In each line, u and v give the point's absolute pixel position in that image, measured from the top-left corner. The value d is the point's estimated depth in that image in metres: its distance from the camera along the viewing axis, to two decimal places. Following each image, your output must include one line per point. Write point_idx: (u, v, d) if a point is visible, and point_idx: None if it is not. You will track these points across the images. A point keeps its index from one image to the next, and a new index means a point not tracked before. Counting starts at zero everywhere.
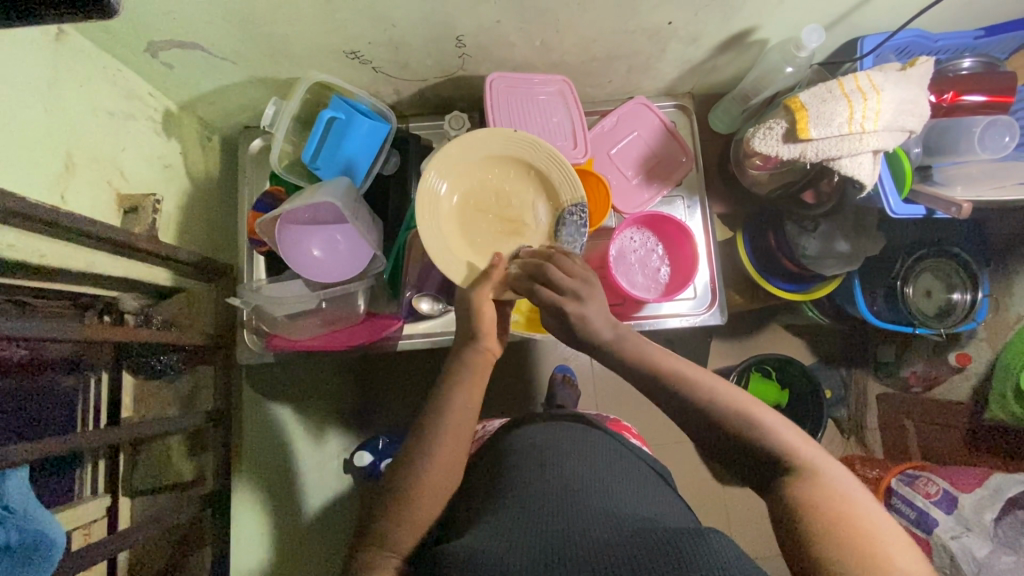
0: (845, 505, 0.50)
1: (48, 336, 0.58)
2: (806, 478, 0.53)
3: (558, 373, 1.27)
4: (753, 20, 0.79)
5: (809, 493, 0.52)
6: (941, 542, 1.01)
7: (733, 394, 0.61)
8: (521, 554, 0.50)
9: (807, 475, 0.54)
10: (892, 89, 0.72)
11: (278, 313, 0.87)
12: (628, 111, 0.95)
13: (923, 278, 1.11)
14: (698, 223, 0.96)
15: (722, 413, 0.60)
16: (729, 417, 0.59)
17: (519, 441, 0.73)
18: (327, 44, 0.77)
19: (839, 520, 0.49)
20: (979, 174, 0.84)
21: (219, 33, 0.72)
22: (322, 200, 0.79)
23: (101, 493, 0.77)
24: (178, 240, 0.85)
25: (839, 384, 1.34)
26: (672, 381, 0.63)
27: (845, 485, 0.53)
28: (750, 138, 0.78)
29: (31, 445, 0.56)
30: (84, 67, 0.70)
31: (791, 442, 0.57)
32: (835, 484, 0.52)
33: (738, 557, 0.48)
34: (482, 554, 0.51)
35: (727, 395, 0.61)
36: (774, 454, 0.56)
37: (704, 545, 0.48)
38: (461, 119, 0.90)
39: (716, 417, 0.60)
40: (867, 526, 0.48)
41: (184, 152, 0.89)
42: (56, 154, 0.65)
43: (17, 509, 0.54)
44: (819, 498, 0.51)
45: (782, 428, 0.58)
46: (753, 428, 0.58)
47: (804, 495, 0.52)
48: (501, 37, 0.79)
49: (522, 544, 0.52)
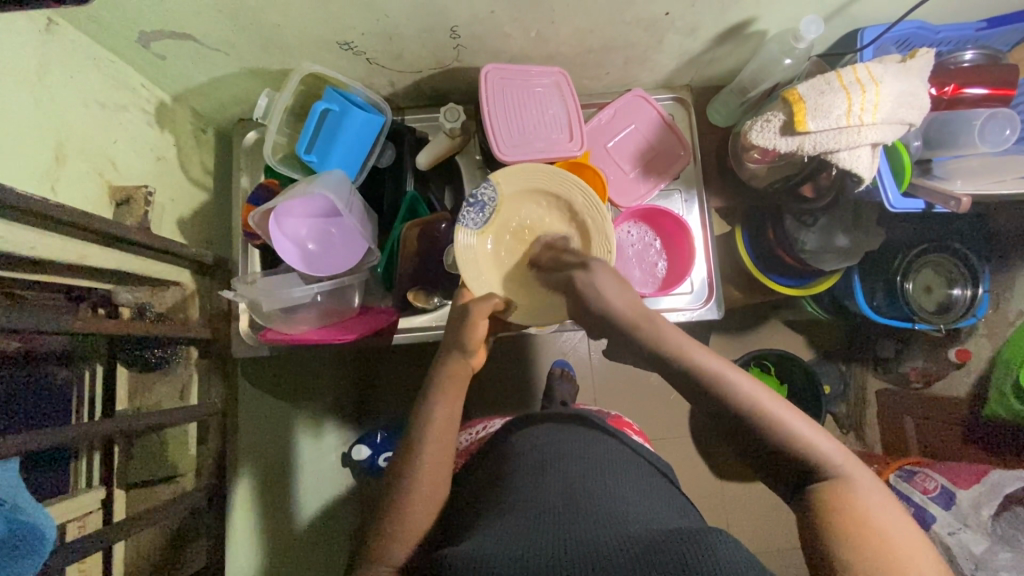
0: (871, 517, 0.49)
1: (39, 328, 0.58)
2: (833, 487, 0.52)
3: (557, 367, 1.27)
4: (750, 11, 0.78)
5: (837, 503, 0.51)
6: (938, 538, 1.00)
7: (756, 387, 0.57)
8: (525, 556, 0.50)
9: (834, 483, 0.52)
10: (891, 81, 0.72)
11: (269, 306, 0.84)
12: (625, 103, 0.94)
13: (923, 275, 1.10)
14: (697, 218, 0.95)
15: (752, 417, 0.56)
16: (757, 419, 0.56)
17: (522, 442, 0.72)
18: (320, 34, 0.76)
19: (867, 537, 0.47)
20: (979, 168, 0.83)
21: (210, 23, 0.71)
22: (314, 192, 0.79)
23: (96, 485, 0.76)
24: (172, 232, 0.85)
25: (839, 379, 1.34)
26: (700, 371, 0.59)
27: (872, 493, 0.51)
28: (747, 130, 0.78)
29: (19, 437, 0.55)
30: (74, 57, 0.69)
31: (817, 444, 0.54)
32: (863, 495, 0.51)
33: (745, 559, 0.48)
34: (483, 556, 0.50)
35: (757, 395, 0.56)
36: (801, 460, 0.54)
37: (716, 550, 0.48)
38: (456, 111, 0.86)
39: (745, 418, 0.56)
40: (893, 536, 0.47)
41: (177, 144, 0.88)
42: (44, 144, 0.64)
43: (5, 500, 0.53)
44: (848, 509, 0.50)
45: (809, 430, 0.55)
46: (777, 430, 0.55)
47: (828, 505, 0.51)
48: (495, 27, 0.78)
49: (528, 550, 0.51)
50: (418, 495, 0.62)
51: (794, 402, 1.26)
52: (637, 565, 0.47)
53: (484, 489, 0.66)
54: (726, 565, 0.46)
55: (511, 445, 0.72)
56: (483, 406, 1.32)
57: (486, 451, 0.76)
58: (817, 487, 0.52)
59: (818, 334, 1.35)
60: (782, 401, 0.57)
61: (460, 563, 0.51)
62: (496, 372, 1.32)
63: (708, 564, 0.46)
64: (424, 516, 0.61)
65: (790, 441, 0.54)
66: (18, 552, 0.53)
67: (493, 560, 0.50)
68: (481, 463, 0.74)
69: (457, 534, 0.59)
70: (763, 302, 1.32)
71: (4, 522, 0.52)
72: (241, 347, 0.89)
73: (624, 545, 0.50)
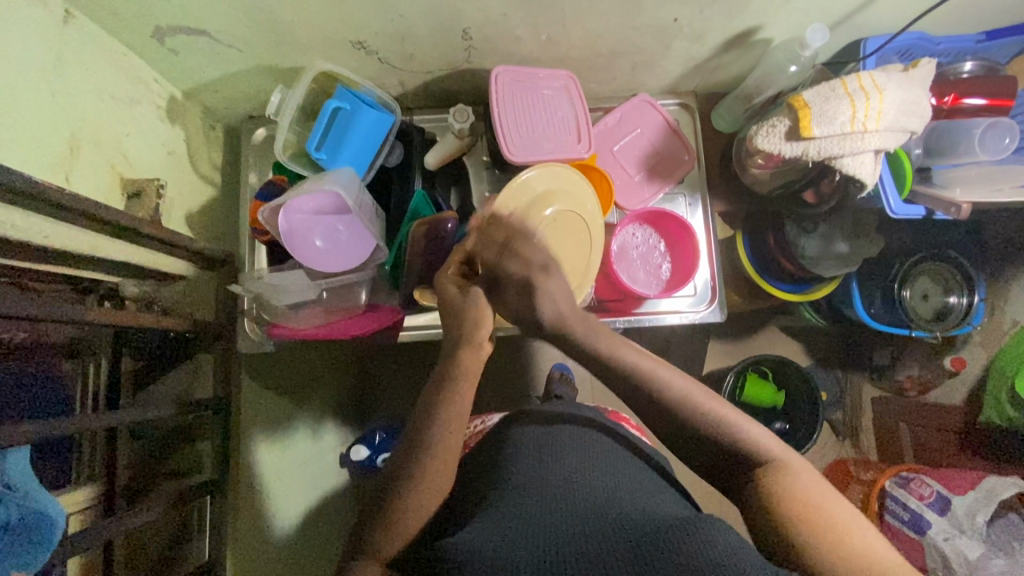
0: (806, 503, 0.52)
1: (50, 315, 0.58)
2: (768, 477, 0.55)
3: (556, 370, 1.27)
4: (757, 19, 0.80)
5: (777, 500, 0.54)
6: (932, 543, 1.02)
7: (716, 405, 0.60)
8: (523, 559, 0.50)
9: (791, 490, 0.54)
10: (895, 89, 0.73)
11: (277, 302, 0.87)
12: (633, 107, 0.95)
13: (919, 282, 1.11)
14: (700, 221, 0.97)
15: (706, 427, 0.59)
16: (700, 417, 0.59)
17: (521, 435, 0.72)
18: (335, 34, 0.77)
19: (810, 524, 0.51)
20: (976, 177, 0.85)
21: (226, 20, 0.72)
22: (325, 189, 0.80)
23: (96, 479, 0.74)
24: (181, 223, 0.85)
25: (834, 384, 1.35)
26: (642, 377, 0.62)
27: (808, 479, 0.55)
28: (753, 135, 0.80)
29: (33, 426, 0.55)
30: (89, 50, 0.70)
31: (747, 433, 0.58)
32: (801, 481, 0.54)
33: (745, 547, 0.49)
34: (485, 557, 0.50)
35: (707, 402, 0.60)
36: (739, 454, 0.58)
37: (718, 540, 0.48)
38: (465, 112, 0.88)
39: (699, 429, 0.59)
40: (836, 521, 0.51)
41: (187, 139, 0.89)
42: (60, 135, 0.65)
43: (17, 488, 0.53)
44: (787, 500, 0.53)
45: (743, 422, 0.59)
46: (715, 426, 0.59)
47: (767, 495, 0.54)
48: (507, 30, 0.80)
49: (522, 543, 0.52)
50: (421, 490, 0.61)
51: (791, 407, 1.27)
52: (641, 560, 0.48)
53: (489, 480, 0.66)
54: (727, 556, 0.46)
55: (509, 436, 0.73)
56: (482, 406, 1.32)
57: (486, 443, 0.76)
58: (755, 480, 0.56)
59: (816, 340, 1.36)
60: (709, 394, 0.61)
61: (465, 563, 0.51)
62: (497, 374, 1.33)
63: (710, 559, 0.46)
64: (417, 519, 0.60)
65: (724, 436, 0.58)
66: (29, 539, 0.52)
67: (497, 563, 0.49)
68: (482, 452, 0.75)
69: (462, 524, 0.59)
70: (762, 308, 1.33)
71: (16, 509, 0.52)
72: (246, 342, 0.89)
73: (628, 537, 0.51)
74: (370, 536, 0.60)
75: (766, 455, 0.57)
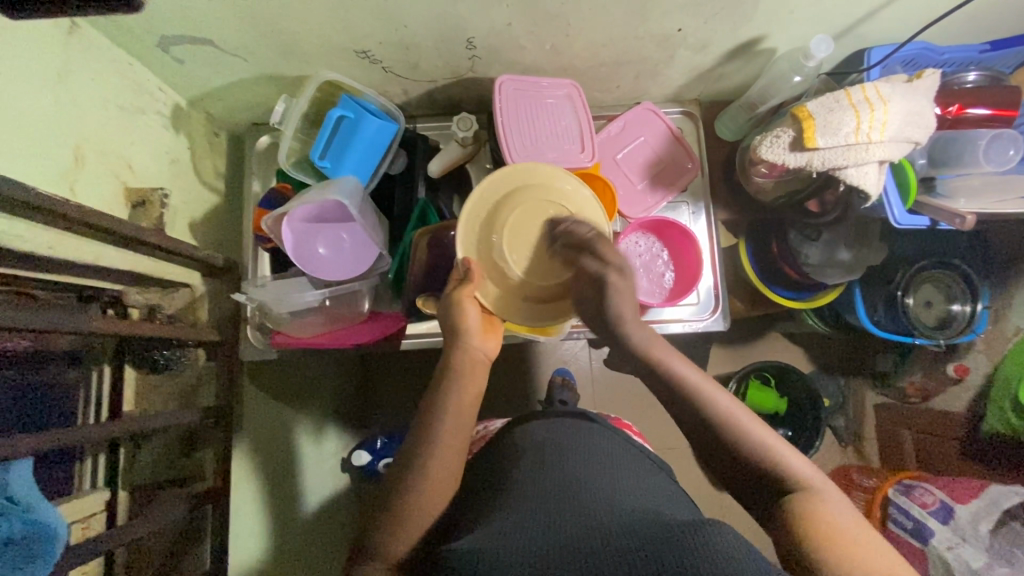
0: (845, 525, 0.53)
1: (57, 326, 0.58)
2: (808, 499, 0.56)
3: (557, 376, 1.26)
4: (761, 29, 0.80)
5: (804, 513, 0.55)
6: (937, 553, 1.01)
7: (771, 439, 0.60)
8: (532, 559, 0.49)
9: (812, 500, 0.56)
10: (899, 100, 0.73)
11: (280, 311, 0.85)
12: (635, 115, 0.95)
13: (922, 290, 1.11)
14: (703, 228, 0.96)
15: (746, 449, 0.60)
16: (751, 447, 0.60)
17: (524, 438, 0.71)
18: (339, 44, 0.77)
19: (844, 546, 0.51)
20: (981, 186, 0.85)
21: (231, 30, 0.72)
22: (330, 198, 0.80)
23: (101, 487, 0.74)
24: (186, 231, 0.85)
25: (837, 392, 1.33)
26: (684, 390, 0.64)
27: (841, 503, 0.56)
28: (757, 146, 0.79)
29: (35, 438, 0.55)
30: (93, 59, 0.70)
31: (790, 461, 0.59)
32: (842, 512, 0.55)
33: (749, 551, 0.48)
34: (481, 555, 0.50)
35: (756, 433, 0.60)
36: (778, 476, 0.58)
37: (718, 547, 0.47)
38: (469, 121, 0.88)
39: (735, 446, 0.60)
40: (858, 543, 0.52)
41: (191, 147, 0.89)
42: (65, 145, 0.65)
43: (19, 501, 0.53)
44: (818, 522, 0.53)
45: (788, 450, 0.60)
46: (756, 446, 0.60)
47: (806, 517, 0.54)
48: (511, 40, 0.80)
49: (528, 542, 0.51)
50: (422, 498, 0.62)
51: (794, 413, 1.27)
52: (638, 560, 0.47)
53: (489, 481, 0.66)
54: (723, 558, 0.46)
55: (512, 440, 0.73)
56: (485, 411, 1.33)
57: (489, 449, 0.76)
58: (793, 501, 0.56)
59: (819, 347, 1.36)
60: (754, 419, 0.62)
61: (462, 558, 0.51)
62: (499, 380, 1.32)
63: (705, 558, 0.46)
64: (416, 526, 0.61)
65: (763, 456, 0.59)
66: (31, 552, 0.52)
67: (501, 562, 0.48)
68: (483, 459, 0.75)
69: (464, 523, 0.59)
70: (763, 314, 1.33)
71: (18, 522, 0.52)
72: (251, 350, 0.90)
73: (627, 535, 0.51)
74: (375, 543, 0.61)
75: (803, 481, 0.57)
